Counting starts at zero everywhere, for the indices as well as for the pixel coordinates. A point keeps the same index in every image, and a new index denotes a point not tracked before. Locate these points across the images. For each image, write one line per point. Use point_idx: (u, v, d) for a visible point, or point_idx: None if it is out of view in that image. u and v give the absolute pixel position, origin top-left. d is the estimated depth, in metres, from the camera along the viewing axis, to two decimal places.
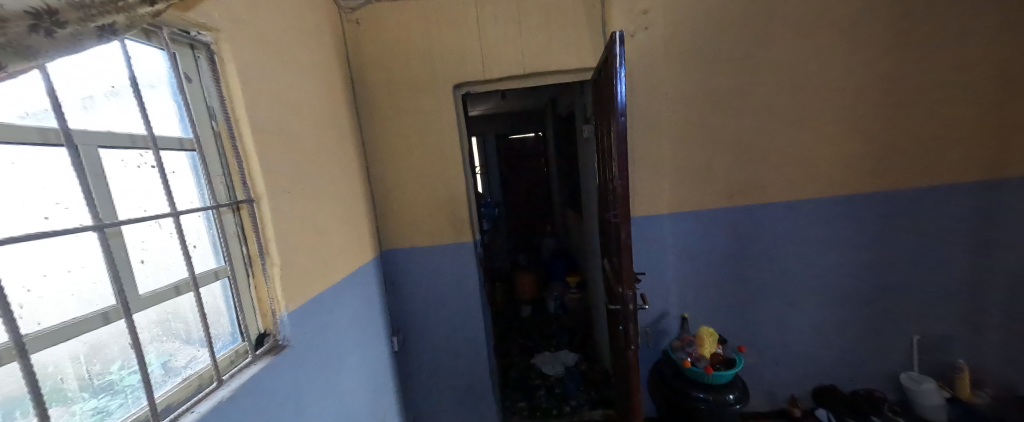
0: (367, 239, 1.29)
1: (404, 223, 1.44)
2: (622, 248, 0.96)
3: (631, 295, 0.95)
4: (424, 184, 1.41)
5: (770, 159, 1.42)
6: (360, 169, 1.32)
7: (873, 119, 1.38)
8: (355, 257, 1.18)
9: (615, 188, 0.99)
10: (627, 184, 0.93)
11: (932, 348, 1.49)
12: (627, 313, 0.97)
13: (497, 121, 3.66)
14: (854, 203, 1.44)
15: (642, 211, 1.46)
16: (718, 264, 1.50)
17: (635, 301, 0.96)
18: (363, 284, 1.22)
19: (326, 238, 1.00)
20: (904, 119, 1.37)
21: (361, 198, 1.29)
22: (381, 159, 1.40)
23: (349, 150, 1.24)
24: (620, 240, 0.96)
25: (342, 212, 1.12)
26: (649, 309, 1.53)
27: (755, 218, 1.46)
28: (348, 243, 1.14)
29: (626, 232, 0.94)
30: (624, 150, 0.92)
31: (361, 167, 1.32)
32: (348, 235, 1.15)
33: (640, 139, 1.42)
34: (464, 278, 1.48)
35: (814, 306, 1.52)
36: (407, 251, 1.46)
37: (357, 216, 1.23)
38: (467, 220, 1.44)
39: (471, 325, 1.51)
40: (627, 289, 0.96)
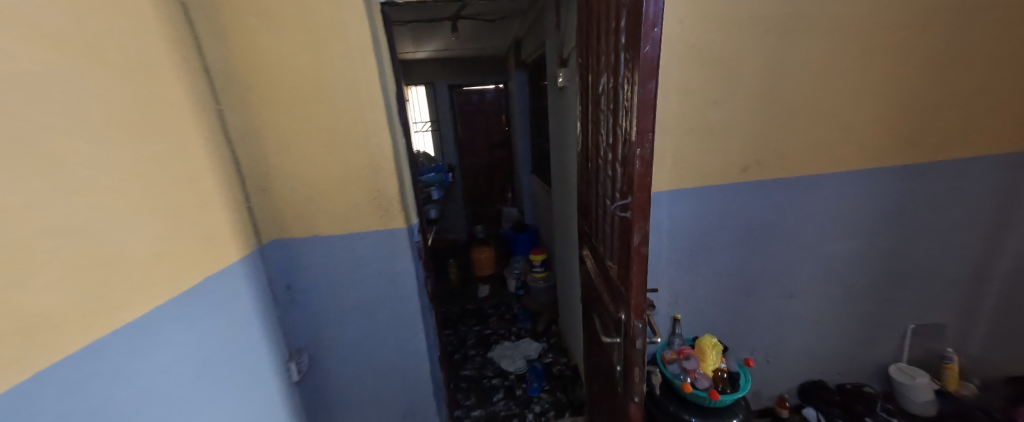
0: (229, 231, 0.82)
1: (299, 201, 0.97)
2: (629, 260, 0.61)
3: (639, 329, 0.63)
4: (329, 144, 0.93)
5: (800, 122, 1.10)
6: (205, 119, 0.80)
7: (930, 74, 1.08)
8: (200, 264, 0.72)
9: (628, 164, 0.60)
10: (650, 157, 0.55)
11: (923, 337, 1.37)
12: (633, 352, 0.65)
13: (450, 68, 3.07)
14: (878, 180, 1.19)
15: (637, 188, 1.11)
16: (717, 253, 1.22)
17: (645, 339, 0.64)
18: (219, 305, 0.76)
19: (113, 242, 0.53)
20: (963, 75, 1.09)
21: (210, 166, 0.79)
22: (252, 103, 0.88)
23: (175, 81, 0.72)
24: (627, 249, 0.61)
25: (156, 190, 0.63)
26: None
27: (767, 196, 1.17)
28: (178, 243, 0.67)
29: (640, 234, 0.58)
30: (653, 95, 0.52)
31: (208, 113, 0.80)
32: (178, 229, 0.68)
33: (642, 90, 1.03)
34: (396, 276, 1.07)
35: (814, 298, 1.31)
36: (307, 242, 1.00)
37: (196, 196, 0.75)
38: (397, 198, 1.00)
39: (408, 336, 1.13)
40: (634, 320, 0.62)
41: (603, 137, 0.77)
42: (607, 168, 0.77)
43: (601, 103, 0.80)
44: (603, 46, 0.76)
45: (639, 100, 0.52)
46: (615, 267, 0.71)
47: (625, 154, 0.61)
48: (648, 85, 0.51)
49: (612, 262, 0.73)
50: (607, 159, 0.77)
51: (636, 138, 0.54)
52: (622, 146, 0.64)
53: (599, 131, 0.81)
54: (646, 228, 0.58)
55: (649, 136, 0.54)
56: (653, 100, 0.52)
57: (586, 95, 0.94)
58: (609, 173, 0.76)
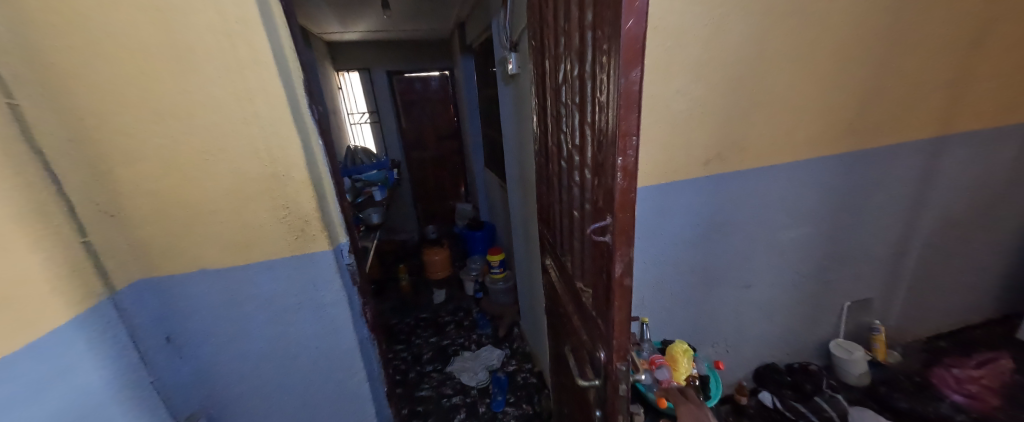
0: (59, 279, 0.57)
1: (179, 225, 0.73)
2: (609, 294, 0.50)
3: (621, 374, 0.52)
4: (211, 149, 0.70)
5: (762, 111, 1.04)
6: (9, 117, 0.54)
7: (878, 59, 1.07)
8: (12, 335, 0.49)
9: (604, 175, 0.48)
10: (633, 166, 0.43)
11: (857, 312, 1.43)
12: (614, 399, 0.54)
13: (388, 52, 2.77)
14: (826, 165, 1.16)
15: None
16: (680, 250, 1.15)
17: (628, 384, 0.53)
18: (47, 389, 0.53)
19: None
20: (906, 62, 1.10)
21: (23, 187, 0.54)
22: (94, 97, 0.64)
23: None
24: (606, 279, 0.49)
25: None
26: None
27: (726, 188, 1.10)
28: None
29: (621, 263, 0.46)
30: (638, 87, 0.40)
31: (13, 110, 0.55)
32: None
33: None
34: (321, 308, 0.87)
35: (768, 286, 1.29)
36: (197, 276, 0.77)
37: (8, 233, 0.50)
38: (314, 215, 0.80)
39: (344, 377, 0.94)
40: (615, 364, 0.51)
41: (569, 137, 0.64)
42: (574, 175, 0.64)
43: (563, 94, 0.67)
44: (563, 24, 0.62)
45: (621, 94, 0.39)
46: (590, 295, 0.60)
47: (600, 162, 0.49)
48: (632, 74, 0.39)
49: (586, 286, 0.62)
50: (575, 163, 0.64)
51: (617, 143, 0.42)
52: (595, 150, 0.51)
53: (562, 129, 0.68)
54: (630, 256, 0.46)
55: (632, 141, 0.42)
56: (638, 94, 0.40)
57: (543, 84, 0.81)
58: (576, 180, 0.64)
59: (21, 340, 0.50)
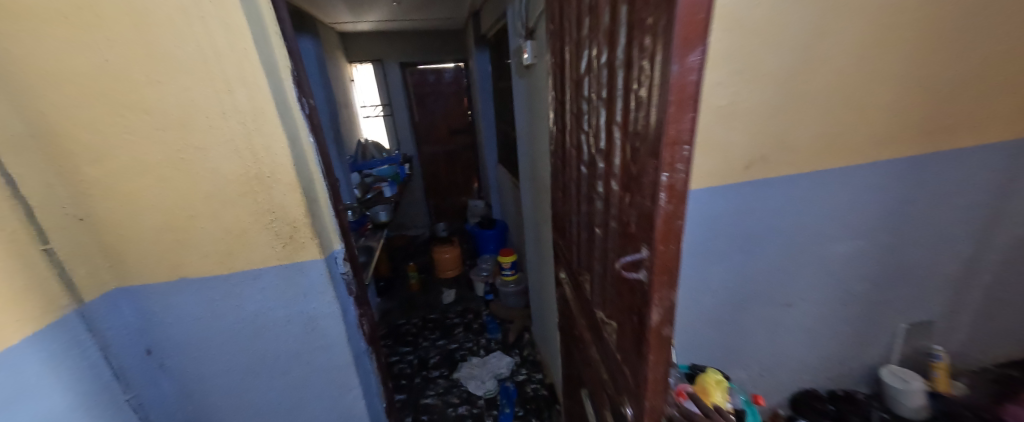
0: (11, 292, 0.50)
1: (154, 231, 0.67)
2: (640, 341, 0.40)
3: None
4: (186, 147, 0.63)
5: (825, 106, 0.88)
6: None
7: (983, 45, 0.88)
8: None
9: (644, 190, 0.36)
10: (685, 185, 0.32)
11: (915, 337, 1.27)
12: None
13: (401, 43, 2.68)
14: (893, 172, 0.99)
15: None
16: (711, 264, 1.02)
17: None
18: None
19: None
20: (1017, 47, 0.90)
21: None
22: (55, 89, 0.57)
23: None
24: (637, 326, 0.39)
25: None
26: None
27: (770, 197, 0.96)
28: None
29: (659, 311, 0.36)
30: (697, 77, 0.27)
31: None
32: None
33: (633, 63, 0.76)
34: (313, 322, 0.80)
35: (812, 306, 1.14)
36: (176, 287, 0.71)
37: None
38: (303, 221, 0.71)
39: (338, 394, 0.87)
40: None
41: (592, 138, 0.53)
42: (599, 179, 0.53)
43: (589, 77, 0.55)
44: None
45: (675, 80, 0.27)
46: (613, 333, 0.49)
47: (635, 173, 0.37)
48: (689, 57, 0.27)
49: (608, 319, 0.51)
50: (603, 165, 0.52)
51: (663, 153, 0.31)
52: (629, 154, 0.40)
53: (584, 125, 0.56)
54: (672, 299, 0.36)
55: (684, 152, 0.31)
56: (697, 87, 0.27)
57: (565, 68, 0.69)
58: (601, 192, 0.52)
59: None
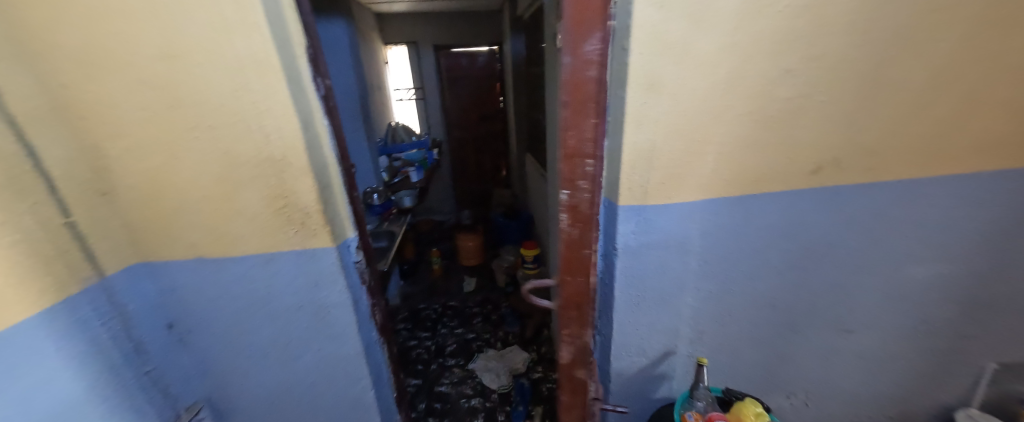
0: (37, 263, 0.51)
1: (170, 210, 0.66)
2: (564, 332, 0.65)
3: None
4: (198, 126, 0.61)
5: (922, 102, 0.73)
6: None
7: None
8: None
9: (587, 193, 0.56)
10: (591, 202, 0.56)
11: (1004, 380, 1.08)
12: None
13: (436, 25, 2.64)
14: (1002, 185, 0.82)
15: (652, 198, 0.78)
16: (756, 280, 0.90)
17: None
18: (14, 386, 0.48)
19: None
20: None
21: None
22: (72, 61, 0.56)
23: None
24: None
25: None
26: (642, 348, 0.97)
27: (840, 208, 0.82)
28: None
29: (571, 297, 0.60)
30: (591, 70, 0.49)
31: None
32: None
33: (677, 51, 0.65)
34: (323, 310, 0.78)
35: (876, 334, 1.00)
36: (192, 267, 0.71)
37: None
38: (315, 208, 0.69)
39: (347, 382, 0.86)
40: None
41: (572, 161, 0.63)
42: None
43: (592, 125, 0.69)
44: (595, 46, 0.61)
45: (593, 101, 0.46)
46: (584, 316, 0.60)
47: None
48: (585, 50, 0.47)
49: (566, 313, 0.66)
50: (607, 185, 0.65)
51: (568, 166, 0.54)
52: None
53: None
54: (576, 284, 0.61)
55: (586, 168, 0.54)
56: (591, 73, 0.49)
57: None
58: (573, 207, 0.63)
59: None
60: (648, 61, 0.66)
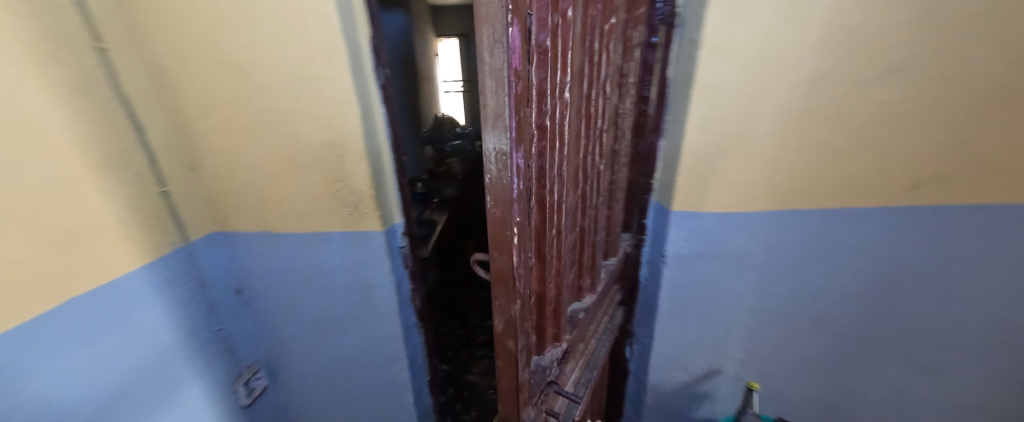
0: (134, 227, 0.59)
1: (243, 186, 0.73)
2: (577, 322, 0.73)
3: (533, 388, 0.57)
4: (273, 110, 0.65)
5: None
6: (93, 55, 0.54)
7: None
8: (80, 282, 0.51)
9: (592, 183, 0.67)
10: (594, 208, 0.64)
11: None
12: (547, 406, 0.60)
13: None
14: None
15: (706, 206, 0.74)
16: (820, 304, 0.81)
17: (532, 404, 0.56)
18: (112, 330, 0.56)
19: None
20: None
21: (100, 130, 0.54)
22: (171, 46, 0.63)
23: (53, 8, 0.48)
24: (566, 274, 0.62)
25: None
26: (684, 361, 0.93)
27: (950, 234, 0.69)
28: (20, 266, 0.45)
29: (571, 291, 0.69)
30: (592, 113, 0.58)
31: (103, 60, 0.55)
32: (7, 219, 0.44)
33: (756, 61, 0.61)
34: (369, 290, 0.82)
35: (991, 391, 0.82)
36: (259, 239, 0.77)
37: (65, 174, 0.49)
38: (368, 192, 0.72)
39: (385, 361, 0.90)
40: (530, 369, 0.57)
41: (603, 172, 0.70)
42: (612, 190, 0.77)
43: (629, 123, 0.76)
44: (626, 51, 0.68)
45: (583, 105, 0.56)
46: (573, 293, 0.70)
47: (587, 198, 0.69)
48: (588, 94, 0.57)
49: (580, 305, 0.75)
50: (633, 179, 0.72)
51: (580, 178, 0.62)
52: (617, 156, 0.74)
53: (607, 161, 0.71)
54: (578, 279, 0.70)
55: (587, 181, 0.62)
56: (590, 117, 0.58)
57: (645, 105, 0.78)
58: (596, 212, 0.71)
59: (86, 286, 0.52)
60: (716, 68, 0.64)
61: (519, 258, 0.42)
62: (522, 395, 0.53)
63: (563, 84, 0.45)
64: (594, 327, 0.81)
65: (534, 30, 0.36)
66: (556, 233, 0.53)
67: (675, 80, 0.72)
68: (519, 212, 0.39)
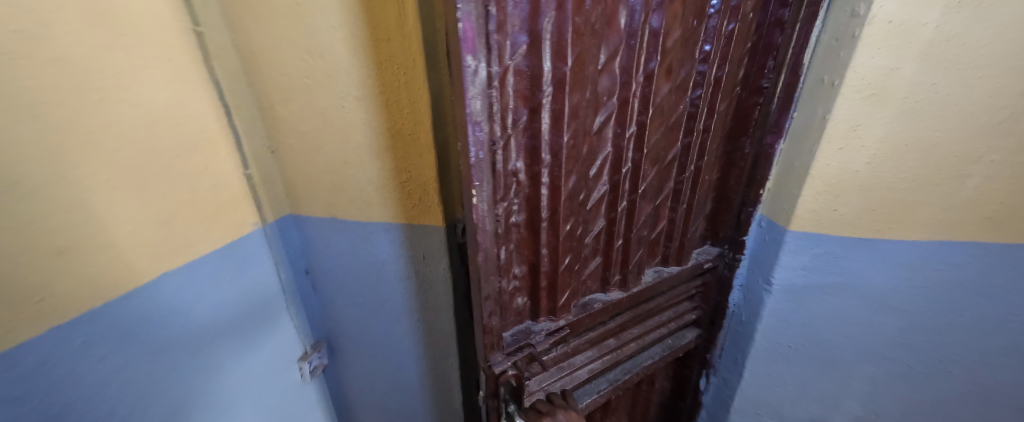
0: (209, 206, 0.63)
1: (313, 174, 0.73)
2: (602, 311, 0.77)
3: (512, 340, 0.69)
4: (346, 96, 0.63)
5: None
6: (191, 36, 0.57)
7: None
8: (162, 256, 0.56)
9: (632, 177, 0.68)
10: (614, 201, 0.68)
11: None
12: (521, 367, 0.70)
13: None
14: None
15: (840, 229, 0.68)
16: (892, 346, 0.77)
17: (505, 353, 0.67)
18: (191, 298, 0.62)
19: None
20: None
21: (193, 111, 0.58)
22: (246, 32, 0.61)
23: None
24: (573, 258, 0.69)
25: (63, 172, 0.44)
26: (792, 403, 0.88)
27: None
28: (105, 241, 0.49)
29: (590, 274, 0.74)
30: (620, 119, 0.61)
31: (195, 46, 0.58)
32: (107, 189, 0.49)
33: (931, 59, 0.54)
34: (426, 285, 0.80)
35: None
36: (328, 224, 0.78)
37: (159, 152, 0.54)
38: (433, 184, 0.68)
39: (437, 355, 0.89)
40: (513, 326, 0.70)
41: (665, 175, 0.71)
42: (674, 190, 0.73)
43: (715, 120, 0.69)
44: (715, 37, 0.60)
45: (611, 97, 0.58)
46: (594, 279, 0.76)
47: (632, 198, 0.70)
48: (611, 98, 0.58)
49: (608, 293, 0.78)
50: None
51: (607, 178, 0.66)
52: (681, 153, 0.70)
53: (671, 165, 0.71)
54: (598, 268, 0.74)
55: (608, 182, 0.66)
56: (617, 120, 0.61)
57: (765, 98, 0.68)
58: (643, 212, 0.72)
59: (166, 260, 0.57)
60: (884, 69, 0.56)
61: (480, 215, 0.54)
62: (489, 338, 0.64)
63: (566, 76, 0.51)
64: (636, 330, 0.86)
65: (507, 34, 0.46)
66: (552, 216, 0.62)
67: (818, 68, 0.62)
68: (478, 177, 0.50)
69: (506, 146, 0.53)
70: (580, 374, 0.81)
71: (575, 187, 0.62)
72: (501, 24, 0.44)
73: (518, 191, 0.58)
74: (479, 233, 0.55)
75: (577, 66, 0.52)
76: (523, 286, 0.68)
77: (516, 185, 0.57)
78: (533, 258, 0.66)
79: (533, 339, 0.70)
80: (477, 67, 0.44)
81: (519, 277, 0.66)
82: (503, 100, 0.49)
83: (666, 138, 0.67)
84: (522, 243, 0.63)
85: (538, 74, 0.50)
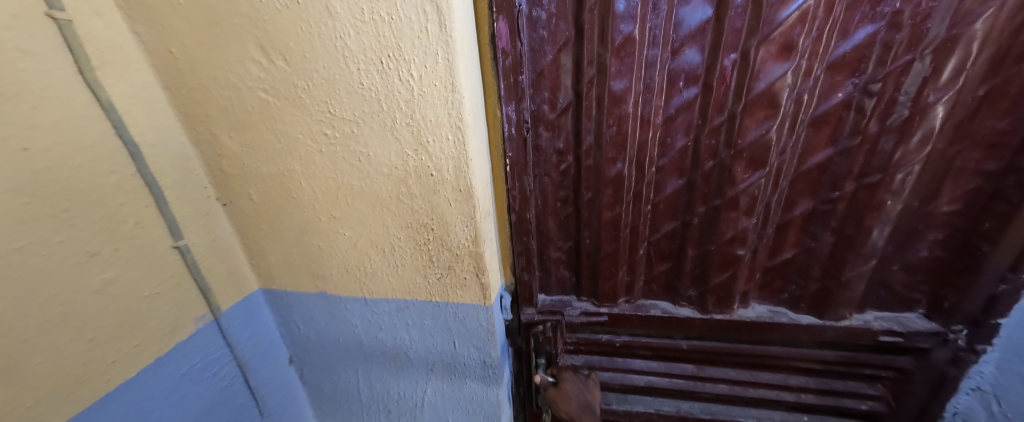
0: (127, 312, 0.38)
1: (292, 238, 0.48)
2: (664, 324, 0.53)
3: (550, 301, 0.56)
4: (330, 117, 0.39)
5: None
6: (46, 31, 0.31)
7: None
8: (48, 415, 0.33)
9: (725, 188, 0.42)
10: (697, 211, 0.45)
11: None
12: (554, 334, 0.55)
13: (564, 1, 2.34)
14: None
15: None
16: None
17: (539, 309, 0.55)
18: None
19: None
20: None
21: (77, 167, 0.34)
22: (170, 34, 0.37)
23: None
24: (629, 251, 0.49)
25: None
26: None
27: None
28: None
29: (653, 278, 0.52)
30: (698, 105, 0.39)
31: (65, 59, 0.33)
32: None
33: None
34: (459, 379, 0.55)
35: None
36: (317, 301, 0.53)
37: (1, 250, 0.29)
38: (472, 250, 0.44)
39: None
40: (557, 291, 0.56)
41: (781, 183, 0.41)
42: (806, 213, 0.43)
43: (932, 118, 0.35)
44: None
45: (691, 84, 0.38)
46: (657, 281, 0.52)
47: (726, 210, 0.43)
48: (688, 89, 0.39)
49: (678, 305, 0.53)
50: (1014, 247, 0.36)
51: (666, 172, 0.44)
52: (834, 160, 0.40)
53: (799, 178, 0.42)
54: (660, 282, 0.52)
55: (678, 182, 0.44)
56: (696, 108, 0.40)
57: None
58: (733, 233, 0.45)
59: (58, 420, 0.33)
60: None
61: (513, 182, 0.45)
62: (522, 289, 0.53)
63: (623, 60, 0.37)
64: (733, 372, 0.54)
65: (545, 21, 0.37)
66: (596, 196, 0.46)
67: None
68: (512, 150, 0.43)
69: (544, 123, 0.43)
70: (638, 380, 0.57)
71: (635, 178, 0.44)
72: (541, 12, 0.37)
73: (558, 171, 0.46)
74: (511, 197, 0.46)
75: (638, 39, 0.36)
76: (565, 260, 0.53)
77: (557, 161, 0.45)
78: (573, 238, 0.51)
79: (567, 311, 0.55)
80: (508, 59, 0.39)
81: (562, 249, 0.52)
82: (539, 84, 0.41)
83: (805, 138, 0.39)
84: (564, 218, 0.49)
85: (582, 56, 0.38)
